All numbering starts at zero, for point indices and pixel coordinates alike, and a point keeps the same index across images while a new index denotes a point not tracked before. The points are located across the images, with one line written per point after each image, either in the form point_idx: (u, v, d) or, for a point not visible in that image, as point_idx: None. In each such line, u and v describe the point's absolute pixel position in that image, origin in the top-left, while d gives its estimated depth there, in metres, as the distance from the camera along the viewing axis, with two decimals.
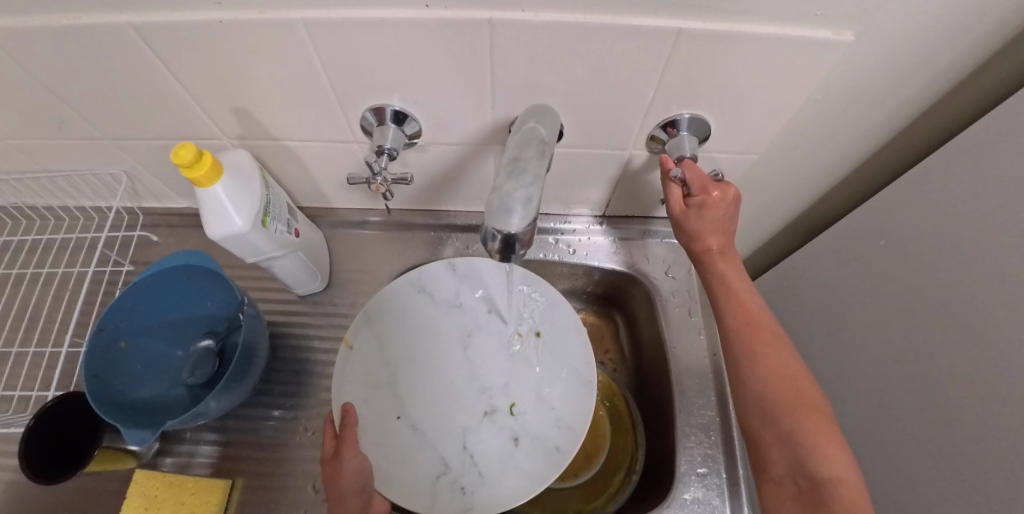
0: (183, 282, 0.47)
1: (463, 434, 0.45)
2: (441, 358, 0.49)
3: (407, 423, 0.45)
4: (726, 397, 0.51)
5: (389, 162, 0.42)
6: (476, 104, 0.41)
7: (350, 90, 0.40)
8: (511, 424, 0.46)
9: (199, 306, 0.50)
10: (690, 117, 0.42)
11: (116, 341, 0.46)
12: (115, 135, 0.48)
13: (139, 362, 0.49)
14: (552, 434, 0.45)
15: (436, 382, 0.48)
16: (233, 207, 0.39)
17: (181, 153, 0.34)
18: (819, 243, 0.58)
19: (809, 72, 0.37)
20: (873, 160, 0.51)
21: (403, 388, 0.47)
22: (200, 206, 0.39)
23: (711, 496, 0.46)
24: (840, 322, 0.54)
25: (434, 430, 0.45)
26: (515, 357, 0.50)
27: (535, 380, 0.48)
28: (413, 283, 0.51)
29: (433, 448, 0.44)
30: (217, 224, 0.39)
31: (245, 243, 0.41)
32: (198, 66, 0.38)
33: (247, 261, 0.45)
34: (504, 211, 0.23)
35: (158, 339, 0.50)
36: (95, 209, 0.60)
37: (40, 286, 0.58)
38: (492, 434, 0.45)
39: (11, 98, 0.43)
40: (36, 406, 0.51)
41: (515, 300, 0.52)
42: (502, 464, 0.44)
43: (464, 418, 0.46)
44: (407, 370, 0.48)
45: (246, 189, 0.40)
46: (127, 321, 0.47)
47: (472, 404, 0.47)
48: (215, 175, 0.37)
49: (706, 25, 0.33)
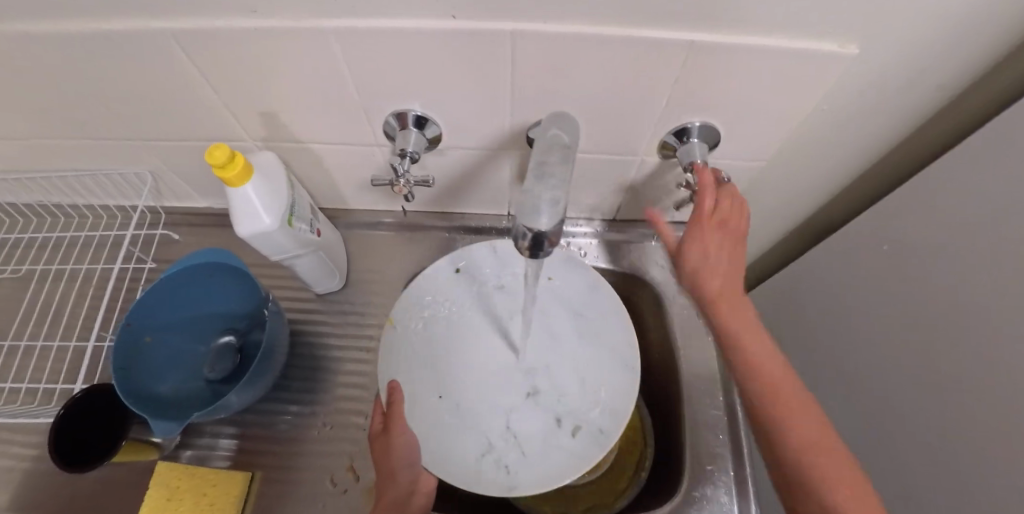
0: (207, 280, 0.49)
1: (505, 415, 0.46)
2: (483, 339, 0.51)
3: (450, 402, 0.47)
4: (733, 396, 0.52)
5: (411, 165, 0.44)
6: (496, 110, 0.43)
7: (375, 95, 0.42)
8: (553, 407, 0.47)
9: (222, 303, 0.52)
10: (700, 125, 0.44)
11: (140, 337, 0.48)
12: (142, 136, 0.50)
13: (163, 357, 0.50)
14: (595, 417, 0.46)
15: (479, 362, 0.49)
16: (262, 208, 0.40)
17: (216, 154, 0.36)
18: (823, 248, 0.60)
19: (816, 82, 0.38)
20: (877, 167, 0.53)
21: (446, 366, 0.49)
22: (230, 206, 0.40)
23: (719, 493, 0.48)
24: (844, 325, 0.56)
25: (476, 409, 0.47)
26: (557, 341, 0.51)
27: (577, 364, 0.49)
28: (457, 266, 0.54)
29: (475, 427, 0.45)
30: (247, 221, 0.40)
31: (272, 241, 0.43)
32: (229, 71, 0.40)
33: (271, 259, 0.46)
34: (533, 210, 0.24)
35: (181, 334, 0.52)
36: (118, 209, 0.62)
37: (64, 283, 0.60)
38: (536, 415, 0.46)
39: (46, 100, 0.45)
40: (61, 398, 0.53)
41: (557, 284, 0.54)
42: (546, 445, 0.44)
43: (507, 398, 0.47)
44: (450, 350, 0.50)
45: (274, 190, 0.42)
46: (152, 317, 0.48)
47: (515, 385, 0.48)
48: (246, 176, 0.39)
49: (718, 38, 0.35)
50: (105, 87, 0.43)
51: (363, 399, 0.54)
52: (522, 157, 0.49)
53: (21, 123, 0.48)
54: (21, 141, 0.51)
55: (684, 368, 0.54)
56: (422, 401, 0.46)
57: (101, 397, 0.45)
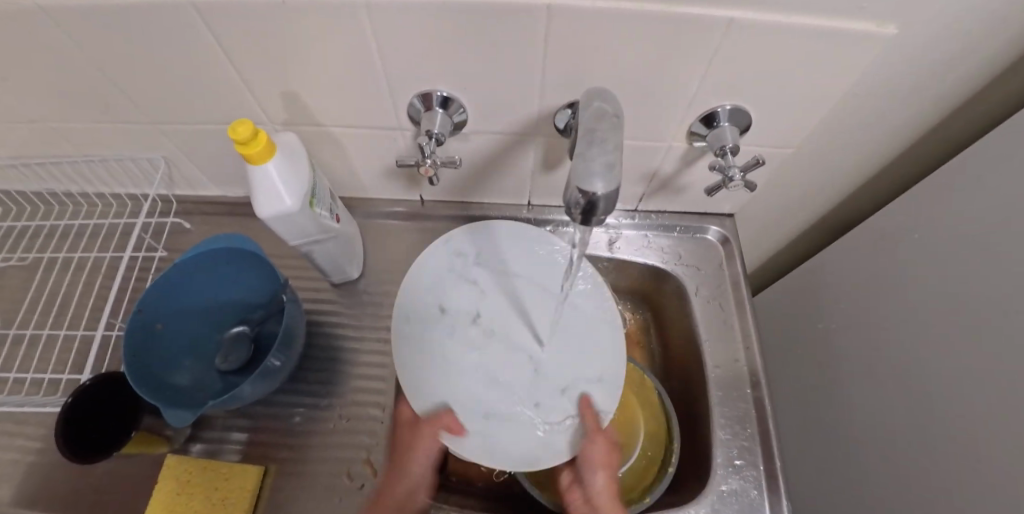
0: (222, 266, 0.47)
1: (450, 330, 0.48)
2: (564, 342, 0.48)
3: (450, 320, 0.48)
4: (760, 388, 0.51)
5: (437, 147, 0.43)
6: (525, 90, 0.42)
7: (401, 75, 0.41)
8: (457, 331, 0.48)
9: (240, 291, 0.51)
10: (730, 108, 0.43)
11: (153, 324, 0.46)
12: (157, 119, 0.48)
13: (175, 347, 0.49)
14: (508, 441, 0.43)
15: (537, 322, 0.48)
16: (284, 187, 0.39)
17: (238, 130, 0.35)
18: (847, 240, 0.59)
19: (852, 62, 0.37)
20: (908, 155, 0.52)
21: (536, 300, 0.49)
22: (252, 186, 0.39)
23: (748, 488, 0.46)
24: (865, 317, 0.55)
25: (495, 290, 0.50)
26: (555, 373, 0.47)
27: (547, 405, 0.45)
28: (545, 248, 0.50)
29: (438, 299, 0.49)
30: (267, 203, 0.39)
31: (293, 223, 0.41)
32: (251, 47, 0.39)
33: (290, 245, 0.45)
34: (587, 174, 0.24)
35: (195, 323, 0.50)
36: (129, 197, 0.61)
37: (72, 271, 0.59)
38: (465, 311, 0.49)
39: (59, 80, 0.44)
40: (67, 388, 0.52)
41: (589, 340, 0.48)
42: (457, 414, 0.44)
43: (482, 318, 0.48)
44: (492, 294, 0.50)
45: (296, 170, 0.40)
46: (165, 305, 0.47)
47: (496, 358, 0.47)
48: (269, 154, 0.38)
49: (756, 15, 0.34)
50: (120, 66, 0.42)
51: (381, 391, 0.52)
52: (546, 142, 0.48)
53: (32, 105, 0.47)
54: (33, 124, 0.50)
55: (706, 361, 0.53)
56: (438, 289, 0.49)
57: (113, 384, 0.44)
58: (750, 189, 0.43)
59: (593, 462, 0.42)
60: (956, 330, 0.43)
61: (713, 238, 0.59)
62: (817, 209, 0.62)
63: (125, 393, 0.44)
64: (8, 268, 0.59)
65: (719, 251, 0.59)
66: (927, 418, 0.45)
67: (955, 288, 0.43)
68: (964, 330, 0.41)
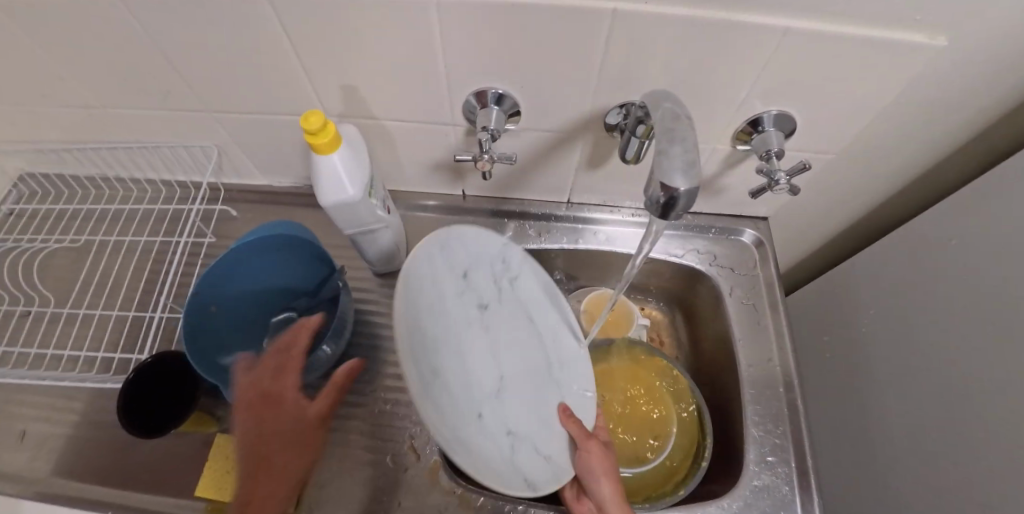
0: (276, 252, 0.49)
1: (461, 324, 0.42)
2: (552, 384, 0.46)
3: (461, 315, 0.42)
4: (793, 389, 0.52)
5: (492, 143, 0.45)
6: (579, 91, 0.43)
7: (462, 73, 0.42)
8: (462, 325, 0.42)
9: (291, 278, 0.52)
10: (776, 114, 0.44)
11: (207, 306, 0.48)
12: (217, 109, 0.50)
13: (224, 327, 0.51)
14: (506, 456, 0.40)
15: (536, 349, 0.47)
16: (348, 177, 0.41)
17: (311, 119, 0.36)
18: (879, 245, 0.60)
19: (899, 73, 0.39)
20: (946, 164, 0.53)
21: (537, 322, 0.48)
22: (317, 175, 0.40)
23: (780, 484, 0.47)
24: (893, 322, 0.56)
25: (513, 299, 0.47)
26: (545, 398, 0.45)
27: (539, 429, 0.43)
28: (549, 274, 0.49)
29: (456, 287, 0.42)
30: (332, 192, 0.41)
31: (353, 212, 0.43)
32: (319, 42, 0.40)
33: (348, 232, 0.47)
34: (668, 170, 0.25)
35: (246, 306, 0.52)
36: (179, 184, 0.63)
37: (123, 254, 0.61)
38: (482, 289, 0.45)
39: (128, 69, 0.46)
40: (120, 365, 0.54)
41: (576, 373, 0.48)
42: (463, 414, 0.39)
43: (490, 321, 0.45)
44: (499, 303, 0.46)
45: (358, 161, 0.42)
46: (221, 288, 0.48)
47: (494, 368, 0.43)
48: (337, 144, 0.39)
49: (812, 25, 0.35)
50: (190, 56, 0.43)
51: None
52: (594, 141, 0.49)
53: (96, 91, 0.49)
54: (94, 110, 0.52)
55: (740, 360, 0.54)
56: (449, 281, 0.42)
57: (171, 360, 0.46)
58: (794, 193, 0.44)
59: (594, 462, 0.40)
60: (985, 335, 0.44)
61: (748, 240, 0.60)
62: (849, 215, 0.63)
63: (173, 374, 0.46)
64: (62, 249, 0.62)
65: (754, 253, 0.60)
66: (955, 421, 0.46)
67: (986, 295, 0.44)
68: (995, 336, 0.43)
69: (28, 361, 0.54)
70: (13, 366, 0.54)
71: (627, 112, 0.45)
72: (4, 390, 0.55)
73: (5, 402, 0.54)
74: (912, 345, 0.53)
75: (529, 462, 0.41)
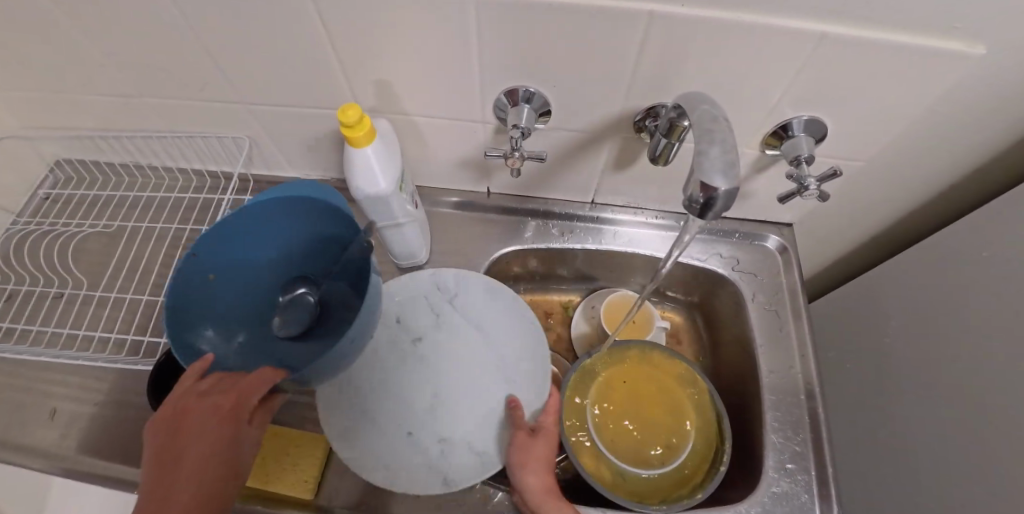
0: (290, 213, 0.43)
1: (396, 357, 0.52)
2: (497, 386, 0.51)
3: (394, 352, 0.52)
4: (814, 397, 0.51)
5: (522, 140, 0.45)
6: (610, 92, 0.43)
7: (495, 70, 0.43)
8: (400, 356, 0.52)
9: (298, 240, 0.45)
10: (806, 120, 0.44)
11: (205, 274, 0.41)
12: (251, 101, 0.51)
13: (224, 302, 0.43)
14: (437, 458, 0.47)
15: (469, 362, 0.52)
16: (380, 171, 0.42)
17: (348, 112, 0.37)
18: (905, 255, 0.60)
19: (936, 80, 0.38)
20: (979, 175, 0.52)
21: (466, 339, 0.53)
22: (349, 165, 0.41)
23: (799, 492, 0.47)
24: (916, 333, 0.56)
25: (450, 323, 0.54)
26: (479, 403, 0.50)
27: (470, 431, 0.48)
28: (479, 282, 0.55)
29: (392, 328, 0.53)
30: (364, 182, 0.41)
31: (381, 204, 0.44)
32: (356, 36, 0.41)
33: (373, 222, 0.48)
34: (709, 170, 0.25)
35: (249, 274, 0.45)
36: (209, 174, 0.65)
37: (153, 241, 0.63)
38: (417, 324, 0.54)
39: (168, 59, 0.47)
40: (148, 348, 0.56)
41: (513, 372, 0.52)
42: (392, 434, 0.48)
43: (424, 347, 0.53)
44: (431, 329, 0.54)
45: (391, 156, 0.43)
46: (218, 252, 0.41)
47: (429, 386, 0.51)
48: (371, 137, 0.40)
49: (851, 30, 0.35)
50: (231, 49, 0.44)
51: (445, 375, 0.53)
52: (621, 142, 0.50)
53: (137, 81, 0.51)
54: (132, 99, 0.54)
55: (761, 367, 0.54)
56: (383, 326, 0.53)
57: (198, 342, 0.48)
58: (823, 199, 0.44)
59: (531, 460, 0.44)
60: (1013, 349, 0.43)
61: (772, 246, 0.60)
62: (875, 223, 0.62)
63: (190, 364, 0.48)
64: (94, 234, 0.64)
65: (778, 259, 0.60)
66: (981, 435, 0.45)
67: (1015, 309, 0.44)
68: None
69: (59, 342, 0.56)
70: (47, 345, 0.55)
71: (657, 114, 0.45)
72: (36, 369, 0.57)
73: (36, 381, 0.56)
74: (936, 357, 0.52)
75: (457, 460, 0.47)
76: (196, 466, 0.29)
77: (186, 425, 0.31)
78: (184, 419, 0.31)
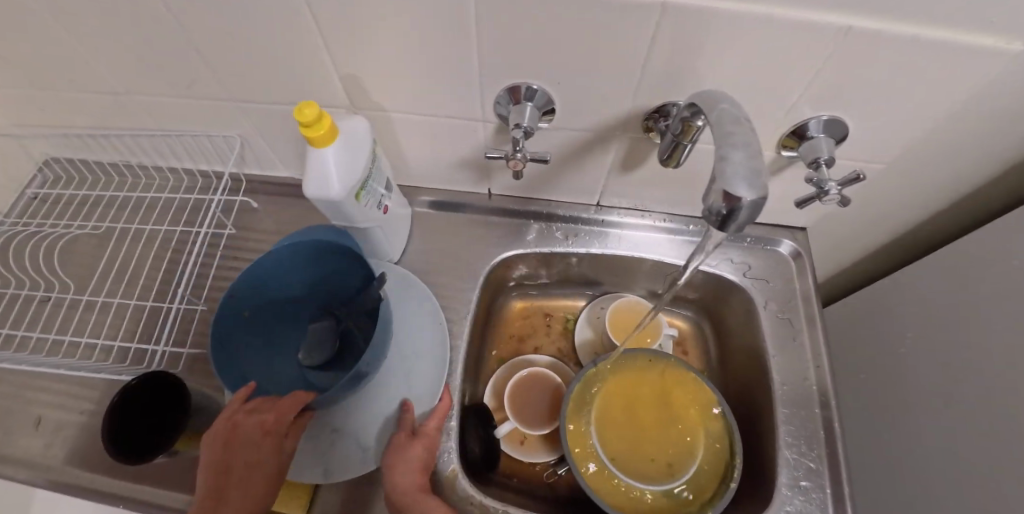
0: (319, 260, 0.47)
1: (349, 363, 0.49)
2: (402, 384, 0.49)
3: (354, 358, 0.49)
4: (829, 410, 0.49)
5: (525, 140, 0.43)
6: (618, 88, 0.41)
7: (494, 66, 0.40)
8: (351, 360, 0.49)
9: (321, 276, 0.49)
10: (827, 119, 0.42)
11: (240, 312, 0.45)
12: (241, 97, 0.49)
13: (256, 332, 0.47)
14: (325, 447, 0.46)
15: (399, 361, 0.50)
16: (336, 174, 0.39)
17: (304, 112, 0.35)
18: (924, 261, 0.57)
19: (969, 79, 0.36)
20: (1005, 179, 0.50)
21: (410, 340, 0.52)
22: (306, 164, 0.39)
23: (814, 511, 0.45)
24: (935, 343, 0.53)
25: (406, 318, 0.53)
26: (385, 400, 0.48)
27: (366, 426, 0.47)
28: (418, 291, 0.55)
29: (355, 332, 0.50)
30: (315, 182, 0.39)
31: (336, 208, 0.41)
32: (348, 32, 0.39)
33: (333, 226, 0.46)
34: (732, 179, 0.23)
35: (274, 306, 0.49)
36: (200, 173, 0.63)
37: (142, 244, 0.61)
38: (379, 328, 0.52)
39: (150, 54, 0.44)
40: (136, 355, 0.54)
41: (420, 374, 0.50)
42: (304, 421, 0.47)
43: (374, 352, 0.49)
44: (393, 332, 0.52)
45: (355, 158, 0.40)
46: (251, 294, 0.45)
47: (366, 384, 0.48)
48: (331, 138, 0.38)
49: (883, 23, 0.32)
50: (218, 45, 0.42)
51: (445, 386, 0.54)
52: (629, 142, 0.47)
53: (121, 77, 0.49)
54: (118, 97, 0.52)
55: (773, 377, 0.52)
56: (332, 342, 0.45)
57: (166, 380, 0.44)
58: (844, 204, 0.42)
59: (404, 463, 0.42)
60: None
61: (785, 251, 0.58)
62: (890, 228, 0.60)
63: (138, 401, 0.42)
64: (81, 235, 0.62)
65: (791, 265, 0.57)
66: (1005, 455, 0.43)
67: None
68: None
69: (43, 348, 0.54)
70: (33, 351, 0.54)
71: (667, 114, 0.42)
72: (22, 374, 0.55)
73: (22, 388, 0.54)
74: (956, 369, 0.50)
75: (338, 456, 0.46)
76: (251, 475, 0.38)
77: (235, 442, 0.37)
78: (234, 436, 0.37)
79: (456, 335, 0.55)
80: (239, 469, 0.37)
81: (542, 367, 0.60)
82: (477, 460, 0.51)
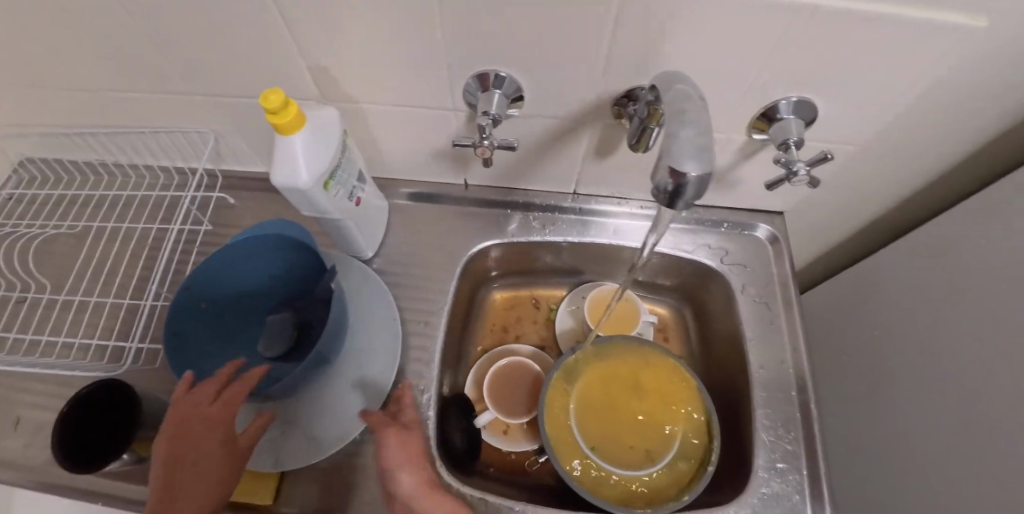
0: (275, 253, 0.47)
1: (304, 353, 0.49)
2: (357, 377, 0.49)
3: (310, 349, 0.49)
4: (806, 393, 0.49)
5: (493, 128, 0.43)
6: (586, 74, 0.41)
7: (461, 54, 0.40)
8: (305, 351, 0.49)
9: (281, 271, 0.50)
10: (795, 101, 0.42)
11: (198, 303, 0.46)
12: (212, 91, 0.49)
13: (216, 325, 0.48)
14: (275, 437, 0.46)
15: (355, 353, 0.49)
16: (304, 161, 0.39)
17: (271, 98, 0.35)
18: (902, 242, 0.57)
19: (933, 57, 0.36)
20: (979, 158, 0.50)
21: (369, 330, 0.51)
22: (274, 150, 0.39)
23: (791, 492, 0.45)
24: (910, 324, 0.53)
25: (366, 308, 0.52)
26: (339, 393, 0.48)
27: (318, 418, 0.47)
28: (374, 283, 0.54)
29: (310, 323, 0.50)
30: (283, 172, 0.39)
31: (304, 198, 0.41)
32: (308, 24, 0.38)
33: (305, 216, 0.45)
34: (679, 155, 0.23)
35: (235, 300, 0.50)
36: (177, 170, 0.63)
37: (119, 242, 0.61)
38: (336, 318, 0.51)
39: (117, 51, 0.44)
40: (113, 353, 0.54)
41: (375, 366, 0.50)
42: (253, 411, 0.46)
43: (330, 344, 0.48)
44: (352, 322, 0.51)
45: (322, 146, 0.40)
46: (208, 286, 0.46)
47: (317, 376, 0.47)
48: (300, 124, 0.38)
49: (845, 5, 0.31)
50: (183, 39, 0.42)
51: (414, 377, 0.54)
52: (602, 129, 0.47)
53: (90, 75, 0.48)
54: (88, 94, 0.51)
55: (751, 361, 0.52)
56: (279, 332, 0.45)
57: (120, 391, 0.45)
58: (813, 185, 0.42)
59: (406, 459, 0.41)
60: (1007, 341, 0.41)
61: (763, 235, 0.58)
62: (868, 211, 0.60)
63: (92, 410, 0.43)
64: (59, 235, 0.62)
65: (768, 250, 0.57)
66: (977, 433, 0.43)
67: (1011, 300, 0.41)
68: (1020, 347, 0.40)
69: (20, 348, 0.54)
70: (11, 352, 0.54)
71: (636, 98, 0.42)
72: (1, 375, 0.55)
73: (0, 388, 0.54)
74: (931, 349, 0.50)
75: (290, 447, 0.46)
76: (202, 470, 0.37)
77: (186, 433, 0.37)
78: (183, 426, 0.37)
79: (433, 326, 0.55)
80: (189, 463, 0.37)
81: (522, 356, 0.60)
82: (461, 453, 0.52)
